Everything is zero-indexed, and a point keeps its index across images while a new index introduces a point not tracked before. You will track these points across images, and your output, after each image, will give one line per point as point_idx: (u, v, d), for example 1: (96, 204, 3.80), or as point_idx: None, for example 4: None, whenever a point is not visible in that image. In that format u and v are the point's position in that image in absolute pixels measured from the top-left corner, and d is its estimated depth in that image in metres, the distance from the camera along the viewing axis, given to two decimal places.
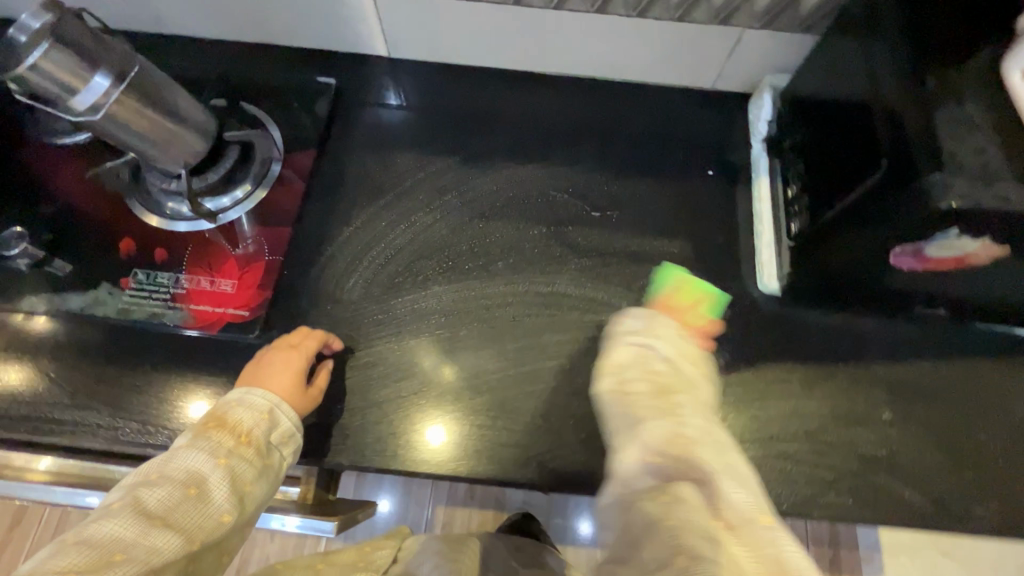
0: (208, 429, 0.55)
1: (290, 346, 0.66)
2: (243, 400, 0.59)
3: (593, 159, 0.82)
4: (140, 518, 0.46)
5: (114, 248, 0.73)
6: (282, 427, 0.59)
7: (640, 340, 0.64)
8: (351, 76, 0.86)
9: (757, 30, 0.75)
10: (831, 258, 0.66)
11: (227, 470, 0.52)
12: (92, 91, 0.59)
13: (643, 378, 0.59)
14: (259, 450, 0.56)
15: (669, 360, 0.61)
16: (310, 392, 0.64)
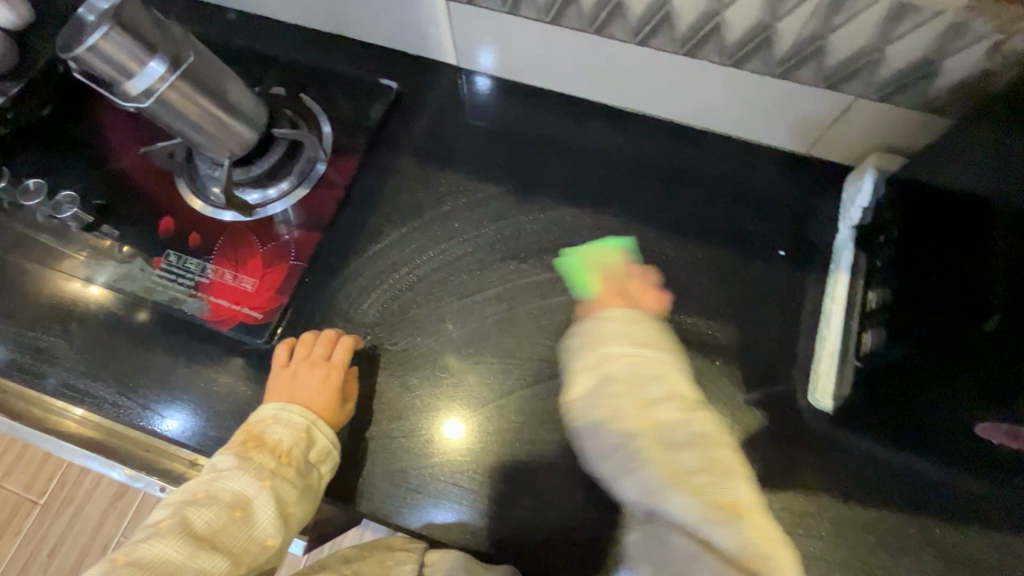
0: (249, 450, 0.59)
1: (323, 359, 0.66)
2: (281, 418, 0.62)
3: (653, 214, 0.75)
4: (190, 540, 0.51)
5: (153, 225, 0.74)
6: (320, 446, 0.62)
7: (618, 363, 0.55)
8: (413, 80, 0.82)
9: (873, 101, 0.64)
10: (894, 391, 0.56)
11: (271, 491, 0.57)
12: (146, 76, 0.58)
13: (614, 426, 0.53)
14: (299, 470, 0.59)
15: (633, 384, 0.54)
16: (345, 407, 0.66)
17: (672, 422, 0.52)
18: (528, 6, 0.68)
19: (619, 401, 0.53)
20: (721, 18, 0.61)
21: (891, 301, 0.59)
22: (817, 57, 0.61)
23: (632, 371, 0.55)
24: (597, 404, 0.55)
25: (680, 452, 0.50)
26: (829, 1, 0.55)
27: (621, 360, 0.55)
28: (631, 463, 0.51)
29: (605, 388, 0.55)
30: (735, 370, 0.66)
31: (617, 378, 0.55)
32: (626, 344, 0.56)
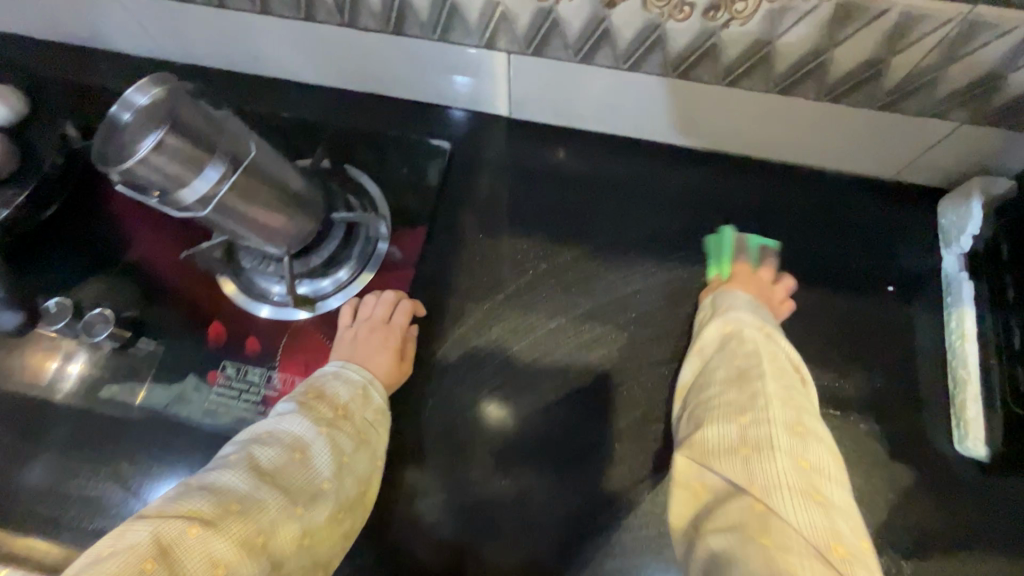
0: (307, 400, 0.57)
1: (383, 321, 0.64)
2: (340, 374, 0.60)
3: (750, 259, 0.70)
4: (254, 473, 0.49)
5: (200, 334, 0.65)
6: (375, 405, 0.59)
7: (750, 346, 0.58)
8: (463, 137, 0.76)
9: (979, 125, 0.61)
10: None
11: (328, 439, 0.54)
12: (202, 181, 0.50)
13: (733, 389, 0.55)
14: (355, 425, 0.57)
15: (726, 384, 0.56)
16: (401, 367, 0.64)
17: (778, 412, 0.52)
18: (603, 55, 0.63)
19: (746, 363, 0.56)
20: (829, 56, 0.56)
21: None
22: (926, 88, 0.58)
23: (766, 362, 0.56)
24: (723, 366, 0.57)
25: (770, 412, 0.52)
26: (957, 32, 0.51)
27: (738, 333, 0.59)
28: (742, 425, 0.52)
29: (731, 358, 0.57)
30: (874, 426, 0.61)
31: (748, 351, 0.57)
32: (774, 343, 0.58)
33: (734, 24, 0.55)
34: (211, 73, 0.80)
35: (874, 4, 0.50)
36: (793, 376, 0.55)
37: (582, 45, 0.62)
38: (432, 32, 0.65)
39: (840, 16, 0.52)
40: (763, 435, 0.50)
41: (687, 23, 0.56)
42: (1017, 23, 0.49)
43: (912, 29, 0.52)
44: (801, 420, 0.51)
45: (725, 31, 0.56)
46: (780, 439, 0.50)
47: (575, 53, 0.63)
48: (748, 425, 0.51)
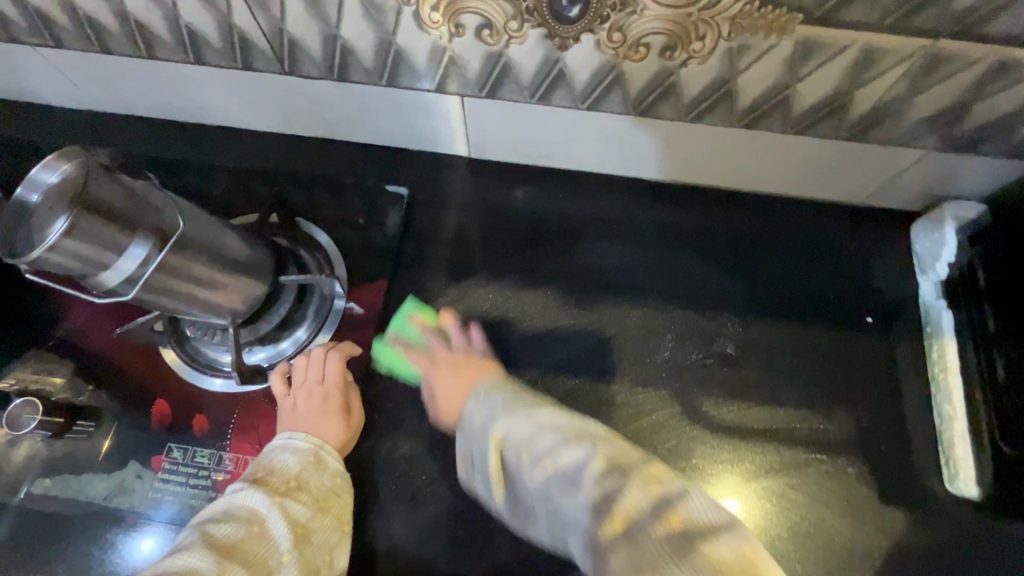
0: (257, 475, 0.53)
1: (318, 381, 0.59)
2: (288, 445, 0.55)
3: (726, 297, 0.67)
4: (211, 552, 0.45)
5: (142, 413, 0.60)
6: (331, 469, 0.55)
7: (530, 431, 0.51)
8: (423, 180, 0.72)
9: (947, 153, 0.59)
10: None
11: (283, 510, 0.50)
12: (126, 260, 0.46)
13: (517, 447, 0.50)
14: (313, 493, 0.52)
15: (531, 442, 0.50)
16: (350, 425, 0.59)
17: (612, 471, 0.45)
18: (560, 95, 0.60)
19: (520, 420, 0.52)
20: (792, 90, 0.54)
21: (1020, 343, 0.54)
22: (893, 119, 0.56)
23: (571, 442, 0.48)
24: (529, 472, 0.49)
25: (564, 452, 0.48)
26: (921, 66, 0.49)
27: (522, 440, 0.50)
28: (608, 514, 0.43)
29: (537, 460, 0.49)
30: (860, 467, 0.59)
31: (542, 442, 0.49)
32: (535, 415, 0.52)
33: (692, 63, 0.52)
34: (149, 122, 0.75)
35: (835, 40, 0.48)
36: (588, 434, 0.49)
37: (537, 86, 0.59)
38: (378, 78, 0.61)
39: (801, 53, 0.50)
40: (619, 510, 0.42)
41: (645, 63, 0.53)
42: (978, 55, 0.47)
43: (875, 63, 0.50)
44: (646, 471, 0.45)
45: (683, 70, 0.53)
46: (631, 502, 0.42)
47: (531, 94, 0.60)
48: (607, 508, 0.43)
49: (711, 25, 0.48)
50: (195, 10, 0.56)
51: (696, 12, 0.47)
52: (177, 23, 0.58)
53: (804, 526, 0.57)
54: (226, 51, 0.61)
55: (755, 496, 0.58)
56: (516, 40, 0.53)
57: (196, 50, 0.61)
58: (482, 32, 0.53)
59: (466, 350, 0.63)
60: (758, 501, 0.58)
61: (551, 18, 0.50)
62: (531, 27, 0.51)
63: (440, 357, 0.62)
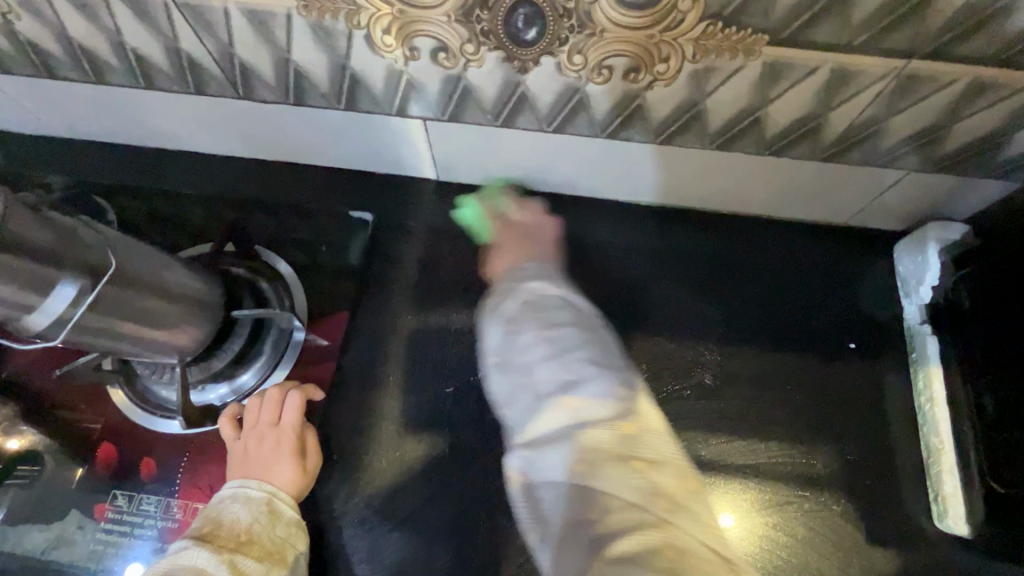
0: (203, 531, 0.49)
1: (271, 424, 0.56)
2: (238, 495, 0.52)
3: (704, 324, 0.64)
4: None
5: (86, 459, 0.56)
6: (286, 519, 0.52)
7: (554, 302, 0.48)
8: (389, 204, 0.70)
9: (928, 173, 0.57)
10: None
11: (233, 567, 0.46)
12: (55, 301, 0.43)
13: (530, 309, 0.48)
14: (266, 546, 0.49)
15: (542, 311, 0.47)
16: (307, 469, 0.56)
17: (599, 371, 0.43)
18: (525, 118, 0.57)
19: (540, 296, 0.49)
20: (763, 112, 0.52)
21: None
22: (871, 140, 0.54)
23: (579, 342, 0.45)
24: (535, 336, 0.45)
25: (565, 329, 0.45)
26: (894, 86, 0.47)
27: (542, 304, 0.48)
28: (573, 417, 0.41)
29: (543, 326, 0.46)
30: (844, 504, 0.56)
31: (559, 318, 0.46)
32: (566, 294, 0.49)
33: (658, 85, 0.50)
34: (105, 147, 0.72)
35: (804, 61, 0.46)
36: (600, 337, 0.47)
37: (499, 109, 0.56)
38: (336, 102, 0.59)
39: (770, 74, 0.47)
40: (586, 405, 0.41)
41: (609, 85, 0.51)
42: (954, 76, 0.45)
43: (847, 85, 0.47)
44: (631, 387, 0.44)
45: (649, 92, 0.51)
46: (604, 406, 0.41)
47: (494, 117, 0.57)
48: (573, 393, 0.42)
49: (674, 46, 0.46)
50: (139, 34, 0.54)
51: (657, 33, 0.45)
52: (122, 47, 0.55)
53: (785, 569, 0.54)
54: (177, 76, 0.58)
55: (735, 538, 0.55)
56: (474, 63, 0.51)
57: (145, 75, 0.59)
58: (438, 55, 0.50)
59: (529, 223, 0.64)
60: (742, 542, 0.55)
61: (508, 41, 0.47)
62: (488, 49, 0.49)
63: (502, 224, 0.65)
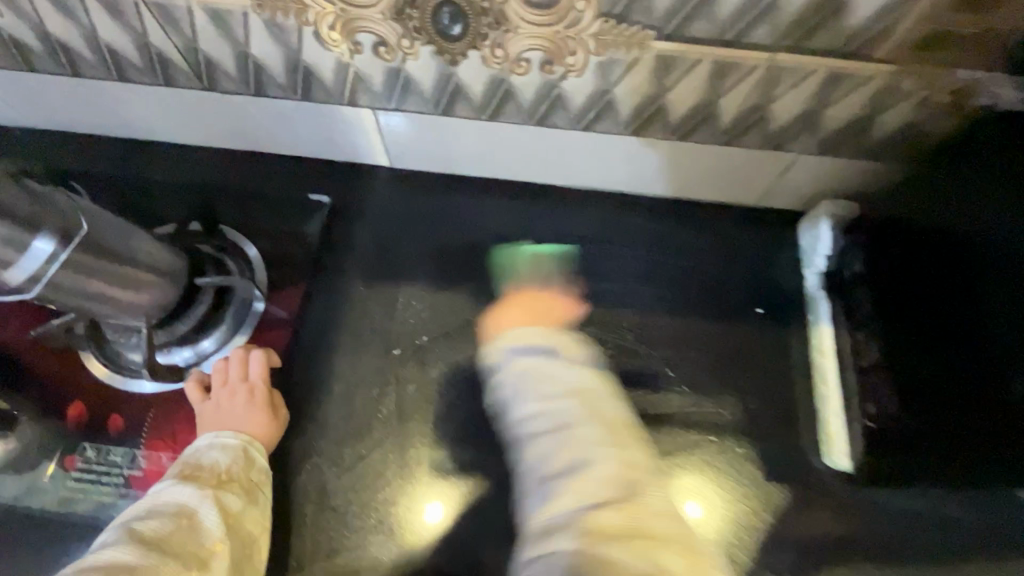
0: (186, 473, 0.56)
1: (241, 380, 0.62)
2: (214, 444, 0.58)
3: (628, 293, 0.72)
4: (139, 547, 0.48)
5: (58, 416, 0.61)
6: (258, 463, 0.58)
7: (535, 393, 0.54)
8: (345, 190, 0.76)
9: (814, 155, 0.65)
10: (920, 443, 0.57)
11: (214, 501, 0.53)
12: (30, 259, 0.48)
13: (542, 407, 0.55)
14: (242, 484, 0.56)
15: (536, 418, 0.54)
16: (276, 419, 0.62)
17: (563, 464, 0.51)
18: (461, 107, 0.64)
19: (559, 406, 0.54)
20: (663, 100, 0.60)
21: (998, 346, 0.49)
22: (759, 124, 0.62)
23: (594, 426, 0.54)
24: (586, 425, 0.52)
25: (604, 409, 0.55)
26: (767, 76, 0.55)
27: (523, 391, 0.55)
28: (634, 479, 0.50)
29: (541, 404, 0.54)
30: (745, 445, 0.64)
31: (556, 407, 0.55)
32: (555, 371, 0.55)
33: (571, 76, 0.58)
34: (81, 138, 0.77)
35: (687, 54, 0.54)
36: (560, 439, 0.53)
37: (438, 98, 0.63)
38: (293, 92, 0.65)
39: (662, 66, 0.55)
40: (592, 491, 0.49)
41: (529, 77, 0.59)
42: (813, 66, 0.53)
43: (728, 75, 0.55)
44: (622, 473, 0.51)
45: (565, 82, 0.59)
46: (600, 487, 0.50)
47: (434, 105, 0.65)
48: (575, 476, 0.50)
49: (578, 42, 0.54)
50: (112, 30, 0.60)
51: (563, 30, 0.52)
52: (96, 42, 0.62)
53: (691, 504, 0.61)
54: (147, 69, 0.64)
55: None
56: (410, 57, 0.58)
57: (118, 68, 0.65)
58: (379, 50, 0.57)
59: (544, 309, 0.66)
60: None
61: (437, 36, 0.55)
62: (422, 44, 0.56)
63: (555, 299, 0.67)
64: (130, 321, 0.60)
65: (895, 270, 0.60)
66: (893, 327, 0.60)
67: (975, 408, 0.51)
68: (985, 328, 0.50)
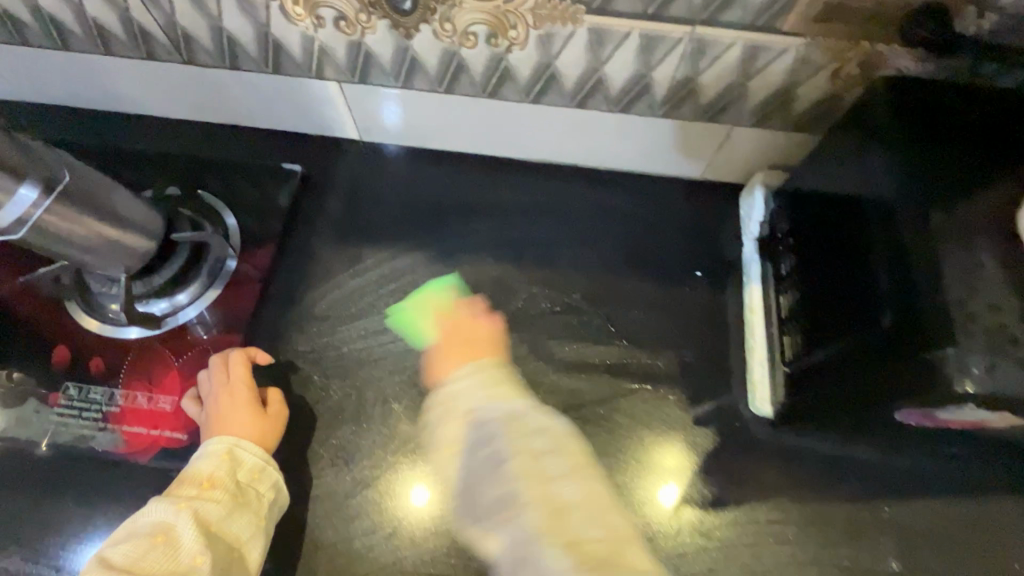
0: (170, 488, 0.56)
1: (223, 383, 0.63)
2: (204, 453, 0.59)
3: (578, 257, 0.77)
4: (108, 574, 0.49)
5: (44, 358, 0.67)
6: (247, 464, 0.58)
7: (479, 417, 0.54)
8: (316, 161, 0.82)
9: (747, 128, 0.70)
10: (829, 405, 0.58)
11: (191, 512, 0.53)
12: (16, 204, 0.53)
13: (472, 427, 0.54)
14: (226, 490, 0.56)
15: (505, 422, 0.53)
16: (263, 416, 0.62)
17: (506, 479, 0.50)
18: (420, 80, 0.70)
19: (531, 426, 0.53)
20: (601, 73, 0.65)
21: (868, 280, 0.50)
22: (692, 96, 0.67)
23: (539, 433, 0.53)
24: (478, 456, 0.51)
25: (539, 437, 0.52)
26: (691, 48, 0.60)
27: (488, 427, 0.53)
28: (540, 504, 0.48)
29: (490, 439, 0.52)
30: (680, 393, 0.68)
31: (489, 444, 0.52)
32: (499, 393, 0.56)
33: (515, 49, 0.63)
34: (73, 111, 0.83)
35: (617, 27, 0.59)
36: (488, 458, 0.52)
37: (398, 71, 0.69)
38: (265, 66, 0.71)
39: (596, 38, 0.60)
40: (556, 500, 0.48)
41: (477, 50, 0.64)
42: (732, 39, 0.59)
43: (656, 47, 0.61)
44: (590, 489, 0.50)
45: (510, 55, 0.64)
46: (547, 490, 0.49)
47: (395, 78, 0.70)
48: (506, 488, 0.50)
49: (518, 15, 0.59)
50: (98, 5, 0.66)
51: (503, 4, 0.58)
52: (84, 17, 0.67)
53: (626, 446, 0.66)
54: (131, 42, 0.70)
55: (589, 421, 0.67)
56: (368, 30, 0.63)
57: (106, 42, 0.70)
58: (339, 23, 0.63)
59: (473, 327, 0.67)
60: (592, 425, 0.67)
61: (391, 10, 0.60)
62: (378, 19, 0.62)
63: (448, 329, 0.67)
64: (111, 272, 0.65)
65: (807, 240, 0.64)
66: (802, 294, 0.64)
67: (846, 350, 0.53)
68: (850, 272, 0.53)
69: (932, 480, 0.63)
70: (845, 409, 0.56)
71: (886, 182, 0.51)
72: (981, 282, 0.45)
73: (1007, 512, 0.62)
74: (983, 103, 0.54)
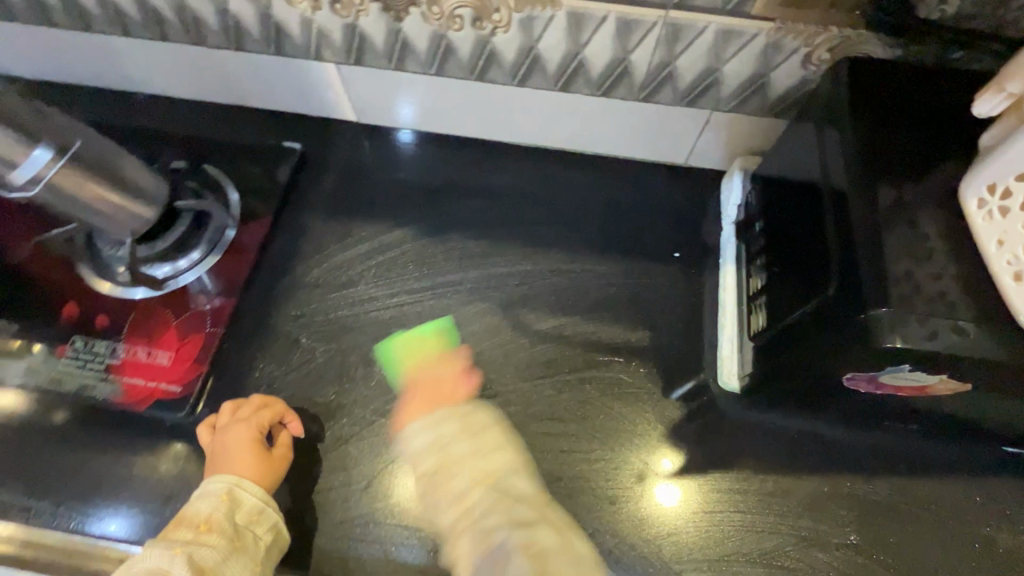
0: (169, 530, 0.58)
1: (232, 422, 0.64)
2: (205, 493, 0.60)
3: (560, 237, 0.79)
4: None
5: (55, 313, 0.72)
6: (246, 506, 0.60)
7: (438, 453, 0.56)
8: (316, 141, 0.86)
9: (725, 114, 0.72)
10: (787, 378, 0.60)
11: (185, 557, 0.54)
12: (32, 163, 0.58)
13: (441, 478, 0.55)
14: (224, 532, 0.57)
15: (444, 483, 0.54)
16: (265, 458, 0.63)
17: (485, 542, 0.50)
18: (411, 62, 0.73)
19: (458, 483, 0.54)
20: (582, 56, 0.68)
21: (818, 253, 0.52)
22: (670, 81, 0.69)
23: (476, 481, 0.54)
24: (485, 500, 0.52)
25: (479, 494, 0.52)
26: (666, 33, 0.63)
27: (438, 458, 0.55)
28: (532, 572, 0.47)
29: (453, 496, 0.54)
30: (652, 368, 0.71)
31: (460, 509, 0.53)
32: (456, 439, 0.56)
33: (499, 32, 0.66)
34: (92, 89, 0.89)
35: (594, 12, 0.62)
36: (459, 528, 0.52)
37: (390, 53, 0.73)
38: (268, 47, 0.75)
39: (576, 22, 0.64)
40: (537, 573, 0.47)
41: (464, 33, 0.68)
42: (704, 23, 0.61)
43: (632, 31, 0.64)
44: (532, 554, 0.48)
45: (495, 38, 0.67)
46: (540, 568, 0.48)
47: (388, 60, 0.74)
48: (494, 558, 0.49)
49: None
50: None
51: None
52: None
53: (596, 416, 0.68)
54: (145, 24, 0.75)
55: (561, 390, 0.70)
56: (363, 13, 0.68)
57: (122, 23, 0.76)
58: (335, 6, 0.67)
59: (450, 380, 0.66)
60: (564, 394, 0.70)
61: None
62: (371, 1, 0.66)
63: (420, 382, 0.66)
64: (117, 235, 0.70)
65: (774, 219, 0.65)
66: (766, 271, 0.66)
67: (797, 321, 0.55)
68: (805, 247, 0.55)
69: (892, 457, 0.64)
70: (798, 379, 0.58)
71: (842, 159, 0.53)
72: (924, 255, 0.47)
73: (966, 490, 0.63)
74: (940, 88, 0.56)
